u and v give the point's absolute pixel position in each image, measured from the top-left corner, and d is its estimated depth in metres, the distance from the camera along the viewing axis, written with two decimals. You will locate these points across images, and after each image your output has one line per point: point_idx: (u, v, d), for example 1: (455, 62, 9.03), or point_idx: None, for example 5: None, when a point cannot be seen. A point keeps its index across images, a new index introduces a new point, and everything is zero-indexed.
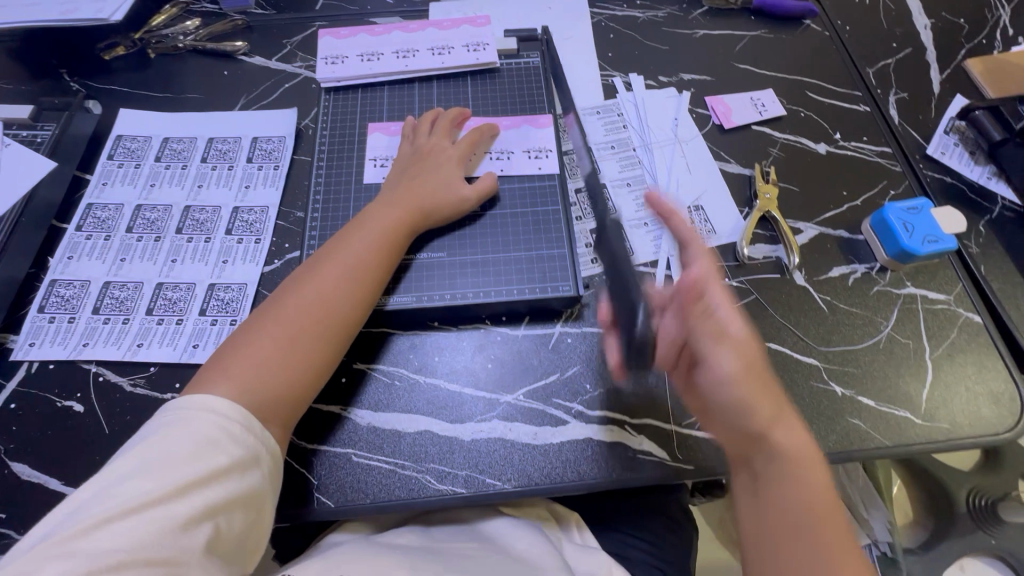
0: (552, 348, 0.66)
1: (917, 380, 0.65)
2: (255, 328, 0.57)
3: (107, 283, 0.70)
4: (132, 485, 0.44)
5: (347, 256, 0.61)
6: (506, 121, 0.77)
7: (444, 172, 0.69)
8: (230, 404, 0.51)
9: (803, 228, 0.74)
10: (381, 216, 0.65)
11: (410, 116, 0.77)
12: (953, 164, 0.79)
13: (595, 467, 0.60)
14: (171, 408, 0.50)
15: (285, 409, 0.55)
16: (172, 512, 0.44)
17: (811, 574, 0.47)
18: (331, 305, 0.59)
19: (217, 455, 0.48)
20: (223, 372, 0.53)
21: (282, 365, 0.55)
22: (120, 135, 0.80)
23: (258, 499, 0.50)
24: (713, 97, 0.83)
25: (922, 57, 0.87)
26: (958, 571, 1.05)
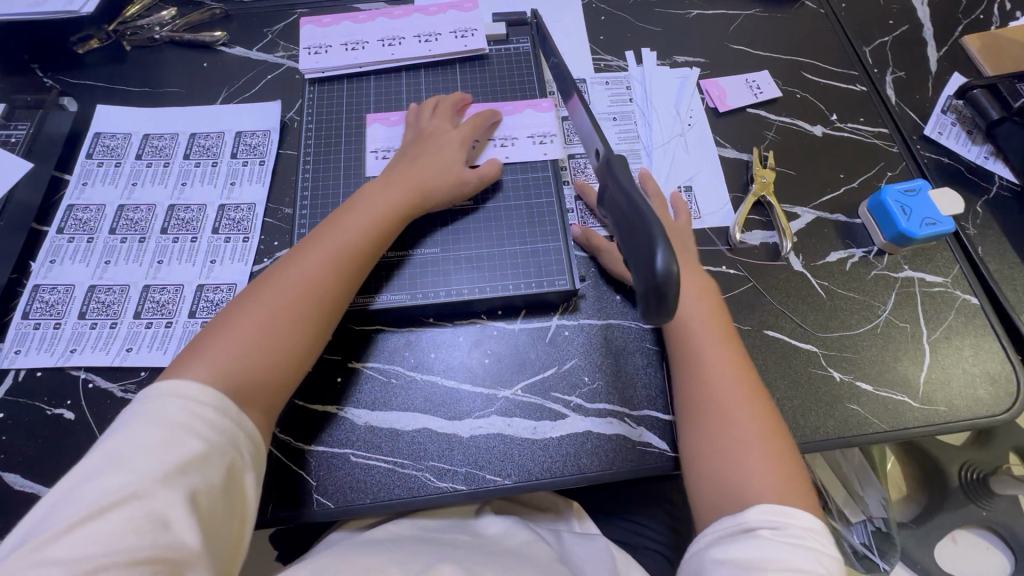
0: (549, 341, 0.65)
1: (915, 364, 0.65)
2: (236, 309, 0.54)
3: (93, 287, 0.68)
4: (103, 482, 0.42)
5: (336, 239, 0.59)
6: (510, 106, 0.75)
7: (444, 154, 0.67)
8: (203, 388, 0.48)
9: (800, 213, 0.73)
10: (376, 200, 0.63)
11: (414, 104, 0.74)
12: (950, 144, 0.78)
13: (595, 460, 0.60)
14: (139, 397, 0.47)
15: (264, 394, 0.52)
16: (149, 505, 0.42)
17: (748, 477, 0.51)
18: (317, 286, 0.57)
19: (190, 440, 0.45)
20: (200, 354, 0.51)
21: (262, 348, 0.53)
22: (98, 132, 0.78)
23: (239, 480, 0.47)
24: (708, 80, 0.81)
25: (919, 34, 0.86)
26: (950, 543, 1.09)
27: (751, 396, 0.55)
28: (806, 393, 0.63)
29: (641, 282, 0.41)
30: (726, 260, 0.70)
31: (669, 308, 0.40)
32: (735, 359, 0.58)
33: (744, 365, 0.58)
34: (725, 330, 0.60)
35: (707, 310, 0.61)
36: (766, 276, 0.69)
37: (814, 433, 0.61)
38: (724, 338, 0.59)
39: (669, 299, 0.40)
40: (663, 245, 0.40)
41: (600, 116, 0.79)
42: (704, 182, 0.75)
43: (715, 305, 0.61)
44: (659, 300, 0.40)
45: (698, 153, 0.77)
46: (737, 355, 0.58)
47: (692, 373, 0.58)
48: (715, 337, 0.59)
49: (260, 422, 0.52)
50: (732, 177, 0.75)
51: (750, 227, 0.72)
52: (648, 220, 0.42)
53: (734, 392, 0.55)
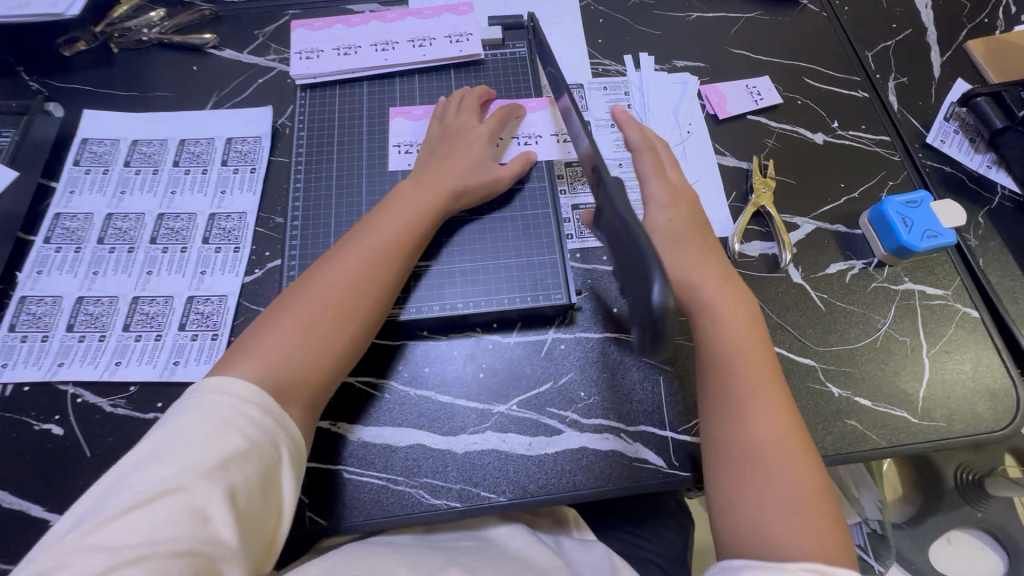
0: (545, 355, 0.65)
1: (914, 379, 0.64)
2: (280, 307, 0.55)
3: (81, 299, 0.67)
4: (152, 472, 0.44)
5: (373, 239, 0.59)
6: (532, 102, 0.75)
7: (475, 150, 0.67)
8: (246, 387, 0.49)
9: (800, 223, 0.72)
10: (412, 199, 0.62)
11: (439, 98, 0.74)
12: (953, 153, 0.76)
13: (591, 477, 0.60)
14: (190, 390, 0.49)
15: (305, 392, 0.53)
16: (192, 498, 0.43)
17: (787, 532, 0.46)
18: (356, 287, 0.57)
19: (233, 438, 0.46)
20: (246, 353, 0.52)
21: (303, 348, 0.54)
22: (85, 138, 0.76)
23: (276, 478, 0.48)
24: (707, 85, 0.80)
25: (922, 38, 0.84)
26: (944, 543, 1.10)
27: (792, 439, 0.51)
28: (804, 408, 0.63)
29: (640, 311, 0.40)
30: None
31: (669, 339, 0.39)
32: (779, 398, 0.53)
33: (788, 404, 0.53)
34: (770, 363, 0.55)
35: (751, 340, 0.55)
36: (765, 288, 0.68)
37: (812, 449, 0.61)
38: (769, 374, 0.54)
39: (666, 332, 0.39)
40: (660, 274, 0.38)
41: (598, 123, 0.78)
42: (703, 191, 0.74)
43: (759, 335, 0.56)
44: (657, 332, 0.39)
45: (697, 161, 0.75)
46: (782, 394, 0.53)
47: (732, 411, 0.52)
48: (758, 372, 0.54)
49: (302, 420, 0.53)
50: (731, 187, 0.74)
51: (748, 238, 0.71)
52: (644, 247, 0.40)
53: (774, 435, 0.51)
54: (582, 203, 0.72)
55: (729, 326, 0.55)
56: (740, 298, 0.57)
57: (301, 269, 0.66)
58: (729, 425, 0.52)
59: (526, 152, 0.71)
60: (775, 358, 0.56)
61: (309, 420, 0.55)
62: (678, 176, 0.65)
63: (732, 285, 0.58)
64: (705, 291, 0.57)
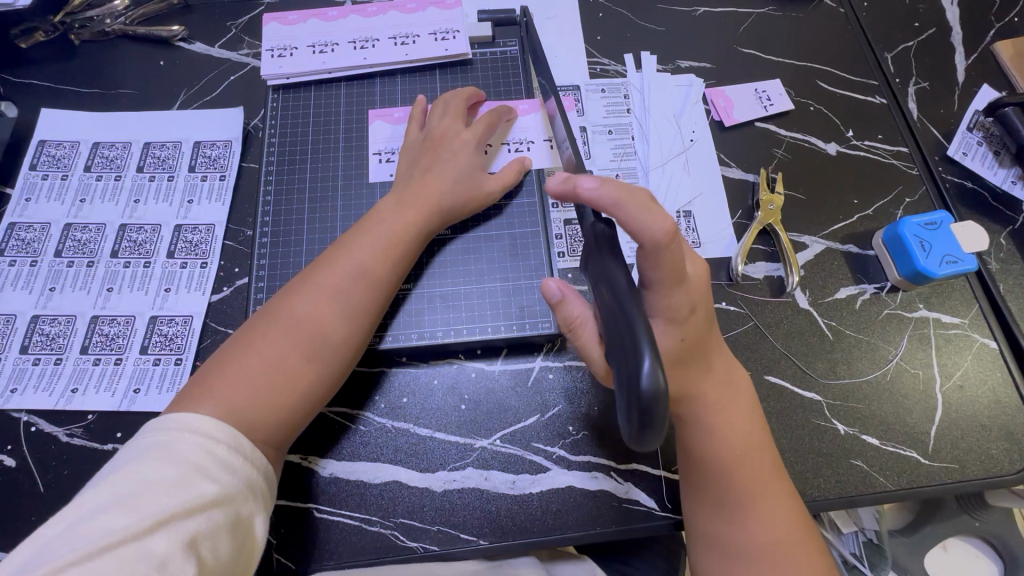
0: (532, 385, 0.60)
1: (925, 416, 0.60)
2: (245, 342, 0.50)
3: (36, 317, 0.63)
4: (105, 519, 0.38)
5: (349, 265, 0.54)
6: (525, 104, 0.69)
7: (462, 160, 0.62)
8: (215, 424, 0.45)
9: (808, 243, 0.67)
10: (392, 218, 0.57)
11: (421, 96, 0.68)
12: (976, 167, 0.71)
13: (578, 519, 0.56)
14: (150, 429, 0.44)
15: (277, 431, 0.49)
16: (151, 549, 0.38)
17: None
18: (328, 320, 0.52)
19: (201, 481, 0.41)
20: (208, 391, 0.47)
21: (273, 387, 0.49)
22: (43, 140, 0.71)
23: (248, 521, 0.43)
24: (713, 89, 0.74)
25: (947, 39, 0.78)
26: (940, 551, 1.02)
27: (797, 541, 0.48)
28: (808, 447, 0.58)
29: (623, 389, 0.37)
30: (725, 295, 0.64)
31: (660, 423, 0.35)
32: (782, 499, 0.49)
33: (790, 501, 0.50)
34: (770, 462, 0.50)
35: (751, 440, 0.50)
36: (769, 313, 0.64)
37: (815, 491, 0.57)
38: (771, 474, 0.50)
39: (659, 414, 0.35)
40: (650, 350, 0.36)
41: (594, 129, 0.72)
42: (705, 206, 0.68)
43: (759, 431, 0.51)
44: (646, 414, 0.35)
45: (700, 173, 0.70)
46: (784, 490, 0.50)
47: (733, 517, 0.49)
48: (759, 473, 0.49)
49: (271, 458, 0.49)
50: (736, 201, 0.69)
51: (753, 258, 0.66)
52: (634, 320, 0.37)
53: (777, 542, 0.48)
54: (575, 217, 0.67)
55: (728, 431, 0.50)
56: (739, 393, 0.52)
57: (269, 290, 0.62)
58: (730, 532, 0.49)
59: (521, 158, 0.65)
60: (774, 451, 0.52)
61: (278, 457, 0.50)
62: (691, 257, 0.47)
63: (732, 381, 0.52)
64: (704, 397, 0.50)
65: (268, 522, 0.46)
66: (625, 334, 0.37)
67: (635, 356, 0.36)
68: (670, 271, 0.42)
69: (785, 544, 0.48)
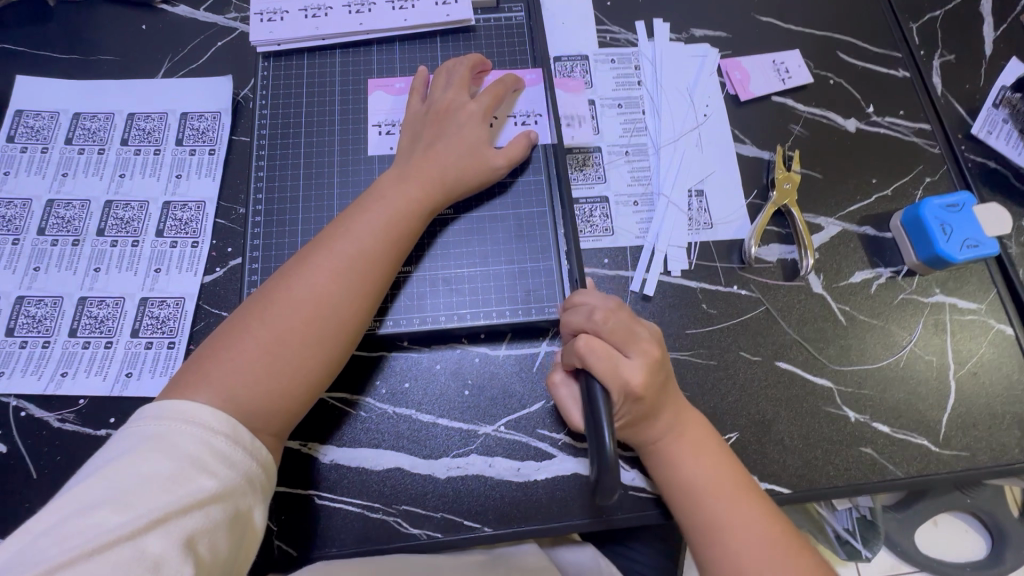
0: (537, 370, 0.59)
1: (938, 403, 0.59)
2: (241, 325, 0.48)
3: (20, 299, 0.60)
4: (99, 517, 0.37)
5: (347, 245, 0.52)
6: (531, 74, 0.65)
7: (466, 134, 0.58)
8: (211, 413, 0.43)
9: (824, 224, 0.64)
10: (393, 195, 0.55)
11: (422, 66, 0.64)
12: (1000, 146, 0.68)
13: (584, 506, 0.55)
14: (146, 417, 0.42)
15: (277, 418, 0.47)
16: (146, 550, 0.36)
17: None
18: (325, 305, 0.49)
19: (198, 477, 0.40)
20: (205, 377, 0.45)
21: (270, 374, 0.47)
22: (20, 110, 0.67)
23: (248, 515, 0.42)
24: (729, 60, 0.70)
25: (975, 8, 0.74)
26: (931, 526, 1.02)
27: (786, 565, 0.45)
28: (818, 435, 0.57)
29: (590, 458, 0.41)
30: (737, 279, 0.62)
31: (613, 493, 0.40)
32: (759, 520, 0.47)
33: (773, 522, 0.48)
34: (743, 486, 0.49)
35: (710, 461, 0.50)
36: (781, 298, 0.62)
37: (824, 480, 0.56)
38: (744, 498, 0.48)
39: (611, 486, 0.40)
40: (610, 430, 0.40)
41: (603, 103, 0.68)
42: (718, 184, 0.66)
43: (724, 457, 0.50)
44: (601, 486, 0.40)
45: (713, 150, 0.67)
46: (763, 511, 0.48)
47: (716, 548, 0.47)
48: (732, 499, 0.48)
49: (271, 448, 0.47)
50: (750, 179, 0.66)
51: (766, 240, 0.64)
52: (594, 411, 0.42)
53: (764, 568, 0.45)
54: (581, 198, 0.65)
55: (689, 464, 0.50)
56: (697, 425, 0.51)
57: (263, 272, 0.59)
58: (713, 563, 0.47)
59: (527, 131, 0.62)
60: (747, 474, 0.50)
61: (279, 445, 0.49)
62: (641, 356, 0.47)
63: (686, 419, 0.51)
64: (654, 436, 0.50)
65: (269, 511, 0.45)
66: (589, 423, 0.42)
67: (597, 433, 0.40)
68: (607, 370, 0.45)
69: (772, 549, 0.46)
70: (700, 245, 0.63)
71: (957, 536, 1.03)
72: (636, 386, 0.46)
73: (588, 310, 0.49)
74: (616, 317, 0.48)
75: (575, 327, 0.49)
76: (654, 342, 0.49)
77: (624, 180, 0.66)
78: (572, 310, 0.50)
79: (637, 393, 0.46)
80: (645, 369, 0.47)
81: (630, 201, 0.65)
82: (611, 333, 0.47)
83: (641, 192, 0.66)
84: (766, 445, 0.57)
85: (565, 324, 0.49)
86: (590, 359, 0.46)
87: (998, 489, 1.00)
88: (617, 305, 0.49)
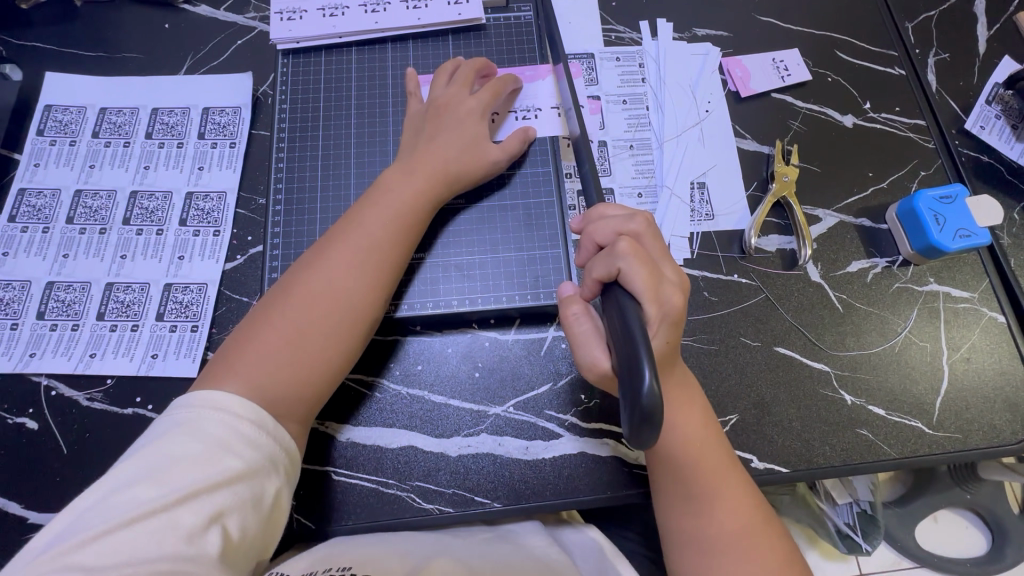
0: (545, 354, 0.61)
1: (932, 387, 0.61)
2: (264, 317, 0.51)
3: (50, 284, 0.63)
4: (136, 491, 0.39)
5: (358, 239, 0.54)
6: (533, 70, 0.68)
7: (466, 129, 0.61)
8: (241, 401, 0.46)
9: (821, 216, 0.67)
10: (402, 190, 0.57)
11: (410, 69, 0.67)
12: (993, 141, 0.71)
13: (590, 482, 0.57)
14: (177, 404, 0.45)
15: (302, 405, 0.50)
16: (180, 521, 0.39)
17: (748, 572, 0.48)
18: (341, 297, 0.52)
19: (227, 457, 0.42)
20: (232, 368, 0.48)
21: (292, 363, 0.49)
22: (49, 105, 0.70)
23: (272, 494, 0.45)
24: (730, 58, 0.73)
25: (970, 8, 0.76)
26: (930, 521, 1.04)
27: (758, 527, 0.50)
28: (816, 417, 0.60)
29: (624, 400, 0.38)
30: (738, 268, 0.64)
31: (656, 433, 0.37)
32: (740, 487, 0.51)
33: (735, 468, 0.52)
34: (727, 455, 0.52)
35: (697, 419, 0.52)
36: (781, 286, 0.64)
37: (821, 459, 0.59)
38: (729, 466, 0.51)
39: (657, 423, 0.36)
40: (650, 366, 0.37)
41: (608, 99, 0.71)
42: (720, 177, 0.68)
43: (713, 430, 0.52)
44: (646, 425, 0.36)
45: (715, 144, 0.69)
46: (729, 460, 0.52)
47: (699, 509, 0.50)
48: (707, 447, 0.51)
49: (296, 434, 0.50)
50: (751, 172, 0.68)
51: (766, 231, 0.66)
52: (636, 333, 0.40)
53: (741, 528, 0.49)
54: None
55: (686, 429, 0.51)
56: (693, 393, 0.53)
57: (283, 258, 0.62)
58: (695, 523, 0.50)
59: (526, 126, 0.64)
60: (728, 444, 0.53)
61: (303, 433, 0.51)
62: (677, 267, 0.48)
63: (685, 384, 0.52)
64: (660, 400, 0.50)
65: (291, 491, 0.48)
66: (628, 346, 0.39)
67: (635, 369, 0.37)
68: (648, 276, 0.44)
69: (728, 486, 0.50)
70: (702, 235, 0.66)
71: (955, 532, 1.04)
72: (676, 300, 0.46)
73: (625, 216, 0.49)
74: (653, 227, 0.49)
75: (608, 233, 0.49)
76: (678, 276, 0.48)
77: (629, 173, 0.68)
78: (605, 220, 0.49)
79: (677, 309, 0.46)
80: (679, 280, 0.47)
81: (634, 193, 0.68)
82: (649, 239, 0.48)
83: (645, 185, 0.68)
84: (764, 426, 0.59)
85: (597, 232, 0.49)
86: (633, 253, 0.45)
87: (997, 484, 1.01)
88: (646, 227, 0.49)
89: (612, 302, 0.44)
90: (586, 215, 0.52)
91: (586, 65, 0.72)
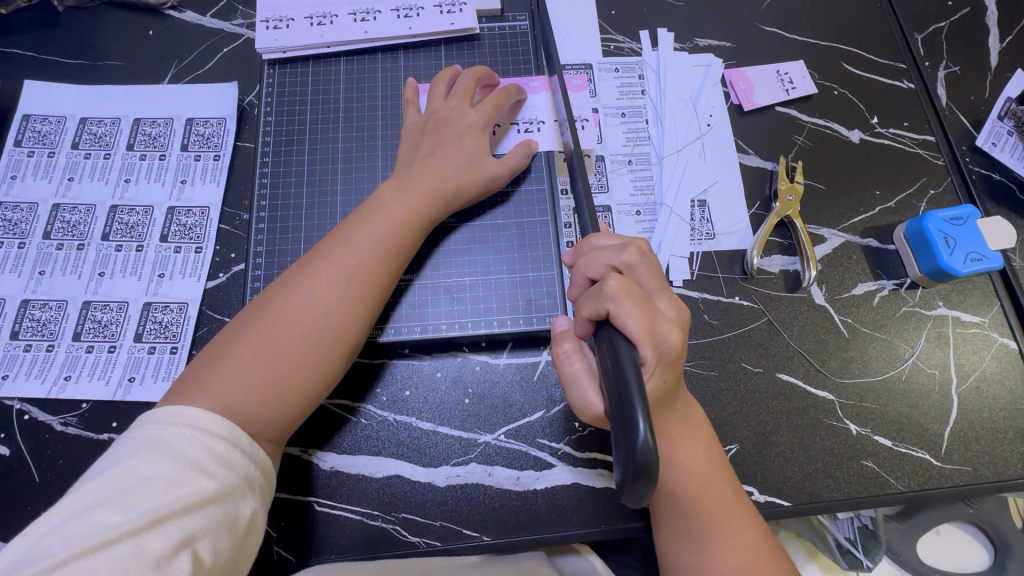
0: (538, 379, 0.59)
1: (941, 417, 0.59)
2: (240, 333, 0.48)
3: (26, 302, 0.60)
4: (99, 517, 0.37)
5: (343, 256, 0.52)
6: (535, 82, 0.65)
7: (465, 144, 0.58)
8: (210, 419, 0.43)
9: (826, 236, 0.64)
10: (393, 205, 0.55)
11: (411, 79, 0.64)
12: (1005, 158, 0.68)
13: (584, 515, 0.55)
14: (144, 422, 0.43)
15: (276, 426, 0.47)
16: (147, 548, 0.37)
17: None
18: (322, 316, 0.49)
19: (198, 478, 0.40)
20: (202, 385, 0.46)
21: (267, 383, 0.47)
22: (27, 115, 0.67)
23: (247, 517, 0.42)
24: (733, 70, 0.70)
25: (982, 20, 0.74)
26: (933, 536, 0.91)
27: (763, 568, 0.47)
28: (820, 447, 0.57)
29: (617, 449, 0.36)
30: (739, 290, 0.62)
31: (650, 489, 0.34)
32: (745, 524, 0.48)
33: (740, 503, 0.49)
34: (733, 491, 0.49)
35: (700, 451, 0.49)
36: (784, 309, 0.61)
37: (824, 493, 0.56)
38: (733, 503, 0.49)
39: (652, 477, 0.34)
40: (645, 417, 0.35)
41: (606, 112, 0.69)
42: (721, 195, 0.66)
43: (717, 463, 0.50)
44: (640, 479, 0.34)
45: (717, 160, 0.67)
46: (733, 494, 0.49)
47: (702, 548, 0.48)
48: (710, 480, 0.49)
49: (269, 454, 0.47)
50: (753, 190, 0.66)
51: (768, 251, 0.63)
52: (629, 381, 0.37)
53: (745, 569, 0.47)
54: None
55: (689, 465, 0.48)
56: (699, 427, 0.50)
57: (267, 278, 0.59)
58: (697, 561, 0.48)
59: (528, 140, 0.62)
60: (734, 479, 0.50)
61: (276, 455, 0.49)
62: (673, 301, 0.46)
63: (690, 418, 0.50)
64: (663, 436, 0.48)
65: (266, 513, 0.46)
66: (620, 394, 0.37)
67: (629, 419, 0.35)
68: (641, 316, 0.42)
69: (733, 523, 0.48)
70: (702, 255, 0.63)
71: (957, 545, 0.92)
72: (673, 337, 0.43)
73: (617, 247, 0.47)
74: (647, 257, 0.47)
75: (600, 266, 0.47)
76: (674, 311, 0.45)
77: (627, 190, 0.66)
78: (595, 253, 0.47)
79: (673, 346, 0.44)
80: (675, 316, 0.45)
81: (632, 210, 0.65)
82: (643, 273, 0.46)
83: (644, 202, 0.66)
84: (766, 458, 0.57)
85: (589, 265, 0.47)
86: (625, 292, 0.42)
87: None
88: (639, 258, 0.46)
89: (605, 342, 0.42)
90: (579, 247, 0.50)
91: (596, 73, 0.70)
